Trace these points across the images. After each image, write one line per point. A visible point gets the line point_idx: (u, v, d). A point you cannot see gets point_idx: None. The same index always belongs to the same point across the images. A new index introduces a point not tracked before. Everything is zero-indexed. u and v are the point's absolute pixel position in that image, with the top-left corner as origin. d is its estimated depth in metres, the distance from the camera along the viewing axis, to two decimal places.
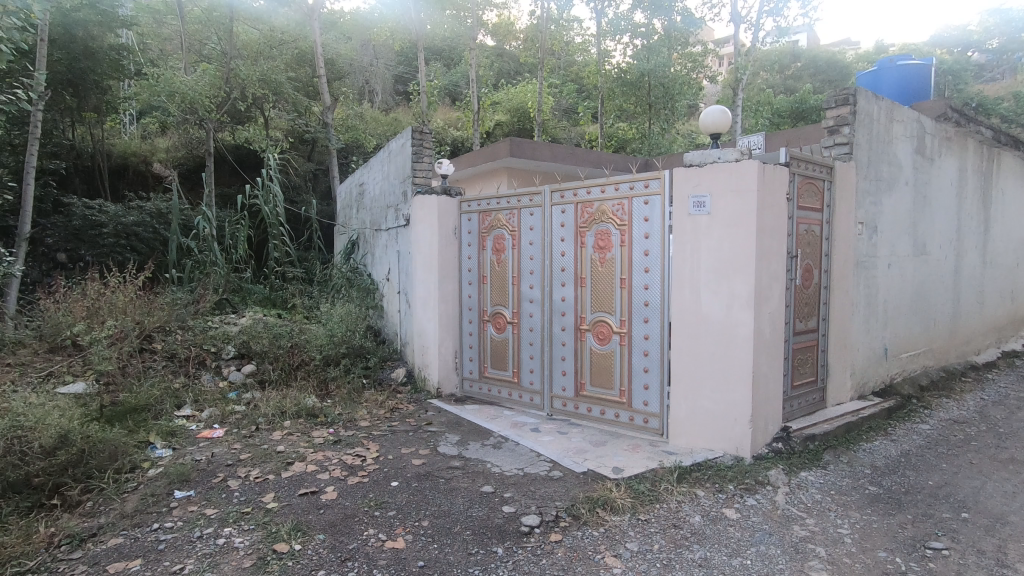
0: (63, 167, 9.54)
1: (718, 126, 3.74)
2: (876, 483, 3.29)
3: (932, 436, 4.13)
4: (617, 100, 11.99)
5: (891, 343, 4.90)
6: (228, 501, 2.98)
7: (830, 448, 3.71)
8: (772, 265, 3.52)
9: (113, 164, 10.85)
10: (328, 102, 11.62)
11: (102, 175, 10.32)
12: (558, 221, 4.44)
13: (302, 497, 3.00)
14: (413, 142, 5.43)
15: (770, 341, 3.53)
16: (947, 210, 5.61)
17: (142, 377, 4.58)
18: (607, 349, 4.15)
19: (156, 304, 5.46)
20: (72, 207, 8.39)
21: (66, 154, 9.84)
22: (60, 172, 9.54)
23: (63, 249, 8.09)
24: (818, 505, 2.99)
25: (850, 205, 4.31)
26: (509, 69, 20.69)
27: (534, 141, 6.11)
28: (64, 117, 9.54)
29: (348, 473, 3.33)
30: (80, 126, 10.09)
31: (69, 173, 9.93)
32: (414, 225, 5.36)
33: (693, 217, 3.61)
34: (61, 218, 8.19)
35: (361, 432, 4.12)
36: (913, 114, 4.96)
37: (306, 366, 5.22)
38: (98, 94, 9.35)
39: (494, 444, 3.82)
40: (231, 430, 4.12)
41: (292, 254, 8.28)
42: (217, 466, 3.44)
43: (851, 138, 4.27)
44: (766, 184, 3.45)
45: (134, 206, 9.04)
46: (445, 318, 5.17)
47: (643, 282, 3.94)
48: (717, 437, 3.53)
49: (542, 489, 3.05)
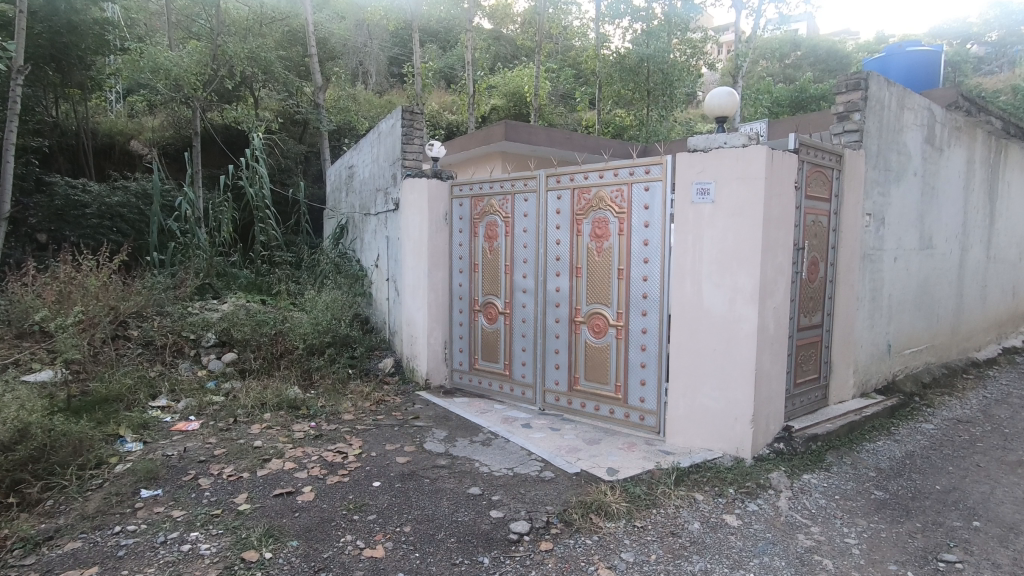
0: (46, 145, 9.27)
1: (724, 109, 3.52)
2: (882, 487, 3.15)
3: (937, 436, 3.99)
4: (615, 86, 11.42)
5: (895, 340, 4.76)
6: (198, 502, 2.79)
7: (833, 449, 3.57)
8: (778, 257, 3.34)
9: (99, 143, 10.57)
10: (319, 82, 11.36)
11: (87, 154, 10.04)
12: (553, 208, 4.24)
13: (277, 499, 2.82)
14: (404, 123, 5.18)
15: (774, 338, 3.36)
16: (955, 201, 5.43)
17: (115, 366, 4.39)
18: (602, 343, 3.98)
19: (133, 289, 5.22)
20: (54, 186, 8.08)
21: (49, 132, 9.59)
22: (43, 150, 9.28)
23: (45, 229, 7.83)
24: (823, 512, 2.85)
25: (858, 196, 4.13)
26: (507, 51, 20.16)
27: (530, 125, 5.88)
28: (47, 93, 9.26)
29: (327, 472, 3.14)
30: (64, 103, 9.83)
31: (52, 151, 9.67)
32: (404, 210, 5.15)
33: (696, 205, 3.41)
34: (43, 197, 7.91)
35: (345, 427, 3.93)
36: (924, 101, 4.77)
37: (289, 355, 5.02)
38: (82, 70, 9.05)
39: (483, 441, 3.65)
40: (207, 423, 3.92)
41: (278, 238, 7.98)
42: (189, 463, 3.24)
43: (861, 125, 4.08)
44: (774, 172, 3.25)
45: (118, 185, 8.75)
46: (435, 307, 4.99)
47: (642, 273, 3.75)
48: (716, 436, 3.38)
49: (533, 493, 2.87)
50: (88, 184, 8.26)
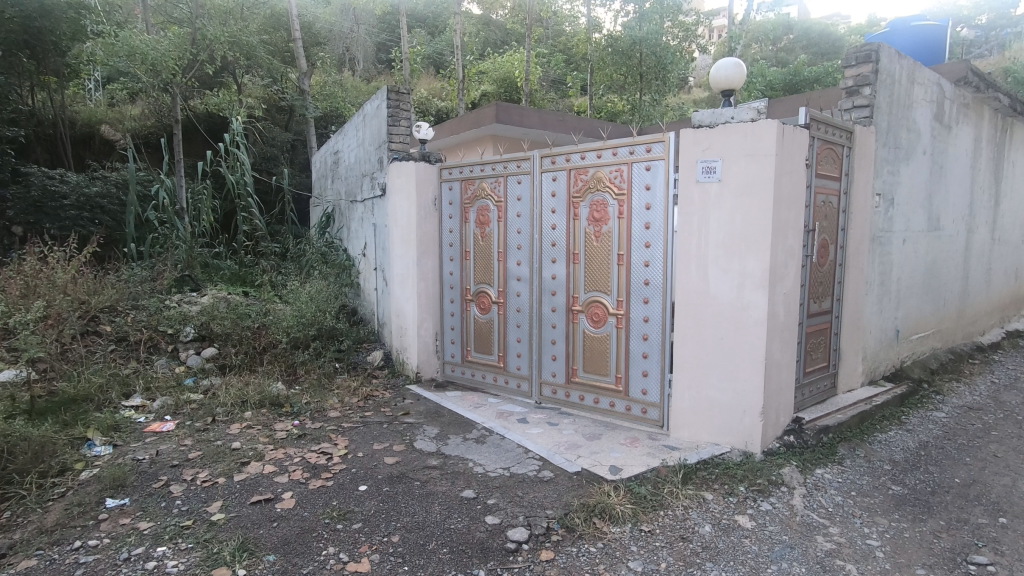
0: (22, 135, 8.94)
1: (730, 82, 3.29)
2: (899, 482, 2.98)
3: (949, 425, 3.84)
4: (607, 70, 11.11)
5: (903, 325, 4.60)
6: (168, 513, 2.56)
7: (845, 441, 3.40)
8: (789, 240, 3.13)
9: (78, 133, 10.25)
10: (304, 67, 11.12)
11: (65, 143, 9.72)
12: (549, 190, 4.01)
13: (253, 507, 2.59)
14: (389, 104, 4.90)
15: (784, 326, 3.17)
16: (962, 181, 5.24)
17: (86, 364, 4.13)
18: (602, 332, 3.77)
19: (106, 283, 4.96)
20: (30, 176, 7.74)
21: (26, 121, 9.28)
22: (20, 140, 8.96)
23: (23, 222, 7.49)
24: (841, 510, 2.67)
25: (868, 174, 3.92)
26: (496, 37, 19.26)
27: (522, 107, 5.63)
28: (22, 81, 8.94)
29: (310, 475, 2.92)
30: (41, 91, 9.53)
31: (29, 141, 9.36)
32: (392, 195, 4.91)
33: (701, 185, 3.20)
34: (19, 188, 7.55)
35: (330, 425, 3.71)
36: (934, 76, 4.56)
37: (272, 350, 4.78)
38: (58, 57, 8.76)
39: (477, 439, 3.44)
40: (183, 423, 3.69)
41: (262, 228, 7.69)
42: (161, 468, 3.01)
43: (872, 99, 3.87)
44: (785, 148, 3.04)
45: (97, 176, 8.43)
46: (425, 297, 4.76)
47: (643, 259, 3.55)
48: (723, 430, 3.20)
49: (531, 495, 2.67)
50: (66, 174, 7.92)
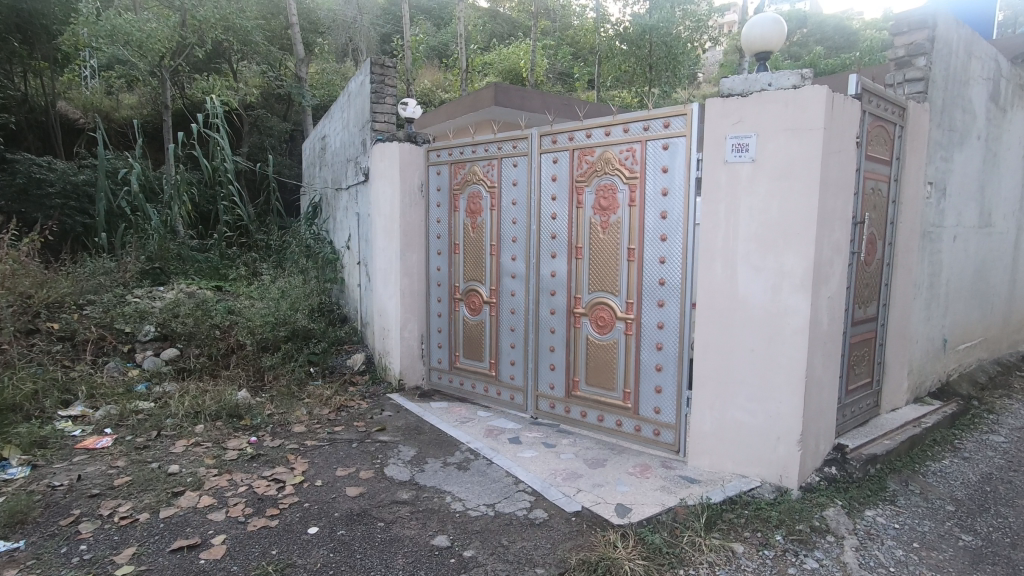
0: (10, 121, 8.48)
1: (766, 43, 2.74)
2: (969, 530, 2.46)
3: (1011, 452, 3.30)
4: (615, 61, 10.33)
5: (950, 333, 4.05)
6: (64, 564, 2.05)
7: (895, 473, 2.86)
8: (836, 232, 2.59)
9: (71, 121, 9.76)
10: (301, 54, 10.59)
11: (56, 131, 9.11)
12: (548, 173, 3.48)
13: (173, 556, 2.09)
14: (373, 78, 4.36)
15: (827, 337, 2.63)
16: (1015, 171, 4.66)
17: (23, 365, 3.63)
18: (608, 339, 3.25)
19: (59, 275, 4.51)
20: (12, 162, 7.28)
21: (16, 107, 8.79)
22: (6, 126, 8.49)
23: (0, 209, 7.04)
24: (906, 571, 2.15)
25: (921, 159, 3.36)
26: (503, 30, 18.60)
27: (523, 88, 5.09)
28: (11, 65, 8.49)
29: (251, 512, 2.41)
30: (33, 78, 9.07)
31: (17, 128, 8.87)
32: (375, 180, 4.40)
33: (730, 166, 2.65)
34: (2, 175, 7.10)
35: (292, 443, 3.20)
36: (991, 50, 3.99)
37: (238, 353, 4.30)
38: (48, 42, 8.26)
39: (459, 464, 2.93)
40: (123, 438, 3.19)
41: (246, 218, 7.19)
42: (77, 499, 2.50)
43: (927, 71, 3.32)
44: (835, 120, 2.49)
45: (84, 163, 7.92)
46: (409, 295, 4.25)
47: (658, 254, 3.02)
48: (751, 459, 2.67)
49: (518, 545, 2.15)
50: (52, 161, 7.47)
